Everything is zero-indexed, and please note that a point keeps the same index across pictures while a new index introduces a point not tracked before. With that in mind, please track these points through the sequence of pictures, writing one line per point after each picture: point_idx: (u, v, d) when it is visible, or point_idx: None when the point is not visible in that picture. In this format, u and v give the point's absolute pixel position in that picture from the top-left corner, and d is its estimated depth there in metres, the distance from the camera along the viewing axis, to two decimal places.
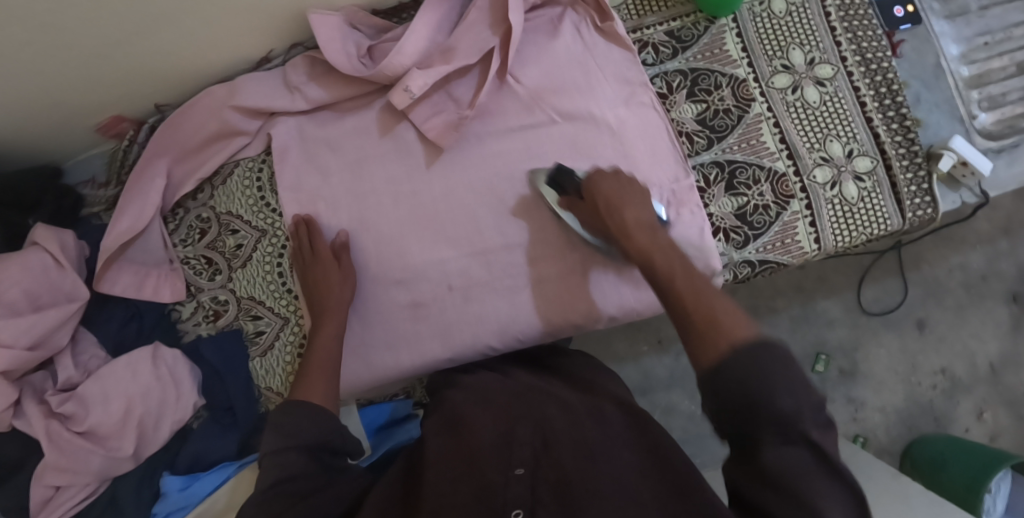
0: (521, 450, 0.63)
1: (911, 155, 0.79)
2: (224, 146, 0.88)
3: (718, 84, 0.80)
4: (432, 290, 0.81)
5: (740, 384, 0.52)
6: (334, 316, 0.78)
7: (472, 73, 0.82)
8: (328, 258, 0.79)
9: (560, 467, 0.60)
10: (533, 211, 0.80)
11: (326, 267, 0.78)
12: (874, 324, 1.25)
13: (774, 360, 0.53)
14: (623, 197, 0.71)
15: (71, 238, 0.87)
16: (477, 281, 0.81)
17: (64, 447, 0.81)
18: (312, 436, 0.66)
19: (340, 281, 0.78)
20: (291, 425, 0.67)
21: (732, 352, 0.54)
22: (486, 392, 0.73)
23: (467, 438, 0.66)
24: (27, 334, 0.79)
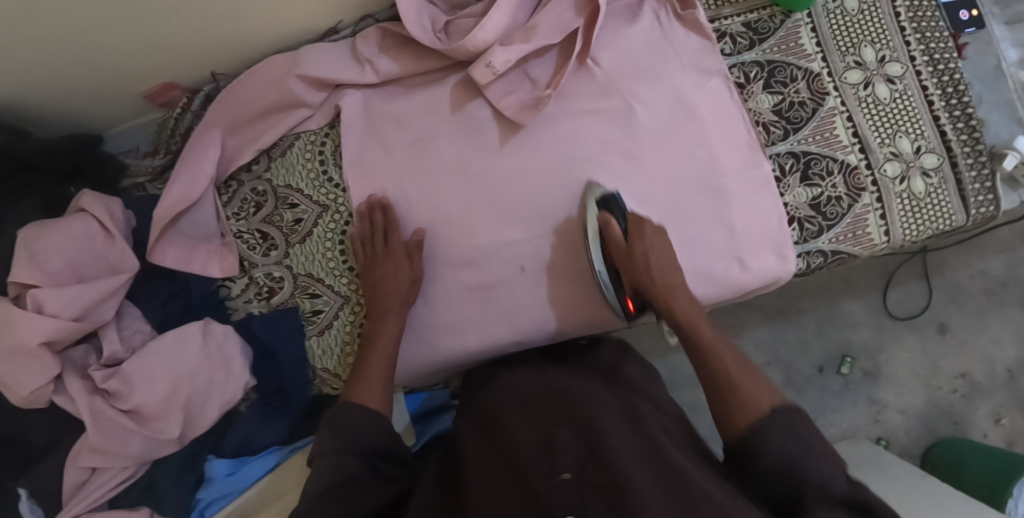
0: (565, 455, 0.61)
1: (976, 153, 0.80)
2: (281, 121, 0.84)
3: (793, 77, 0.81)
4: (500, 271, 0.80)
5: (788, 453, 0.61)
6: (393, 312, 0.77)
7: (551, 54, 0.81)
8: (400, 254, 0.77)
9: (608, 471, 0.58)
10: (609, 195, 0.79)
11: (394, 263, 0.77)
12: (897, 327, 1.27)
13: (801, 443, 0.61)
14: (658, 258, 0.73)
15: (118, 205, 0.82)
16: (548, 264, 0.80)
17: (106, 426, 0.77)
18: (364, 436, 0.69)
19: (407, 280, 0.77)
20: (347, 425, 0.69)
21: (771, 410, 0.64)
22: (521, 395, 0.73)
23: (497, 440, 0.67)
24: (71, 305, 0.75)
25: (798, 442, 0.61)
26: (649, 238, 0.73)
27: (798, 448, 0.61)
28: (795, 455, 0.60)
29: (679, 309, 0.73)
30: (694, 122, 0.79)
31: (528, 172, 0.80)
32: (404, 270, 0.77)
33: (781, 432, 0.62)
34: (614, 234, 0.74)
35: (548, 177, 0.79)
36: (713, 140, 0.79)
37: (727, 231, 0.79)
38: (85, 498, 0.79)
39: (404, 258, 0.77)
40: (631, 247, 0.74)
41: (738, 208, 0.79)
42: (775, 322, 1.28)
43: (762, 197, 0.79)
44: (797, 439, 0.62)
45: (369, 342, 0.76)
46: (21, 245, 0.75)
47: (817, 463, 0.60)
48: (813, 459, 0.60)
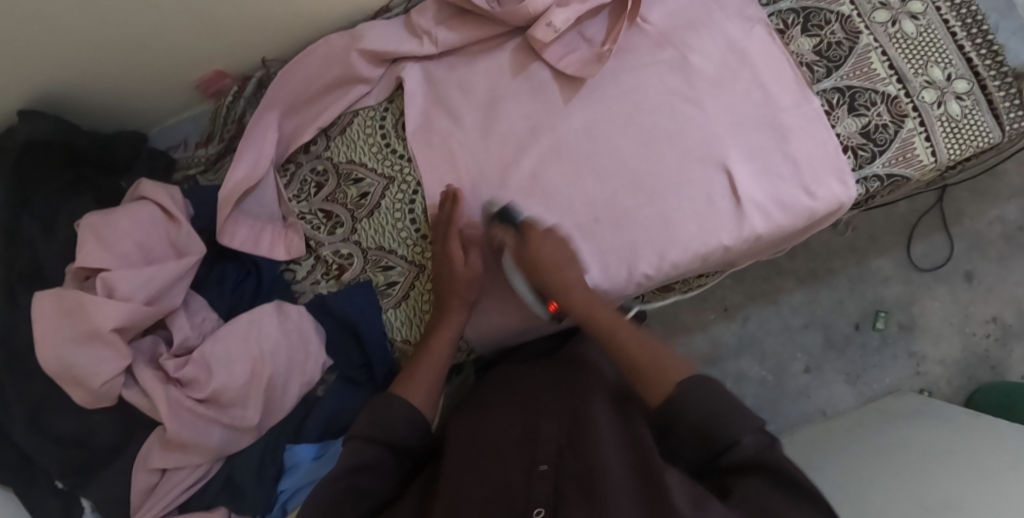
0: (544, 447, 0.61)
1: (1003, 75, 0.86)
2: (344, 95, 0.85)
3: (827, 20, 0.86)
4: (580, 223, 0.80)
5: (709, 412, 0.60)
6: (460, 304, 0.77)
7: (603, 14, 0.85)
8: (455, 245, 0.78)
9: (585, 461, 0.58)
10: (676, 139, 0.81)
11: (451, 259, 0.77)
12: (926, 279, 1.32)
13: (716, 398, 0.62)
14: (554, 254, 0.75)
15: (178, 192, 0.80)
16: (624, 209, 0.80)
17: (182, 417, 0.73)
18: (391, 427, 0.65)
19: (463, 273, 0.77)
20: (387, 416, 0.66)
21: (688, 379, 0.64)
22: (515, 394, 0.72)
23: (483, 427, 0.68)
24: (143, 288, 0.71)
25: (715, 400, 0.61)
26: (538, 237, 0.76)
27: (717, 405, 0.61)
28: (714, 411, 0.60)
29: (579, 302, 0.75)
30: (747, 66, 0.83)
31: (592, 124, 0.81)
32: (461, 265, 0.77)
33: (696, 393, 0.62)
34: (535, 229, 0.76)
35: (612, 124, 0.82)
36: (767, 83, 0.83)
37: (791, 161, 0.82)
38: (159, 502, 0.75)
39: (460, 251, 0.77)
40: (522, 239, 0.76)
41: (801, 149, 0.82)
42: (809, 285, 1.33)
43: (821, 132, 0.83)
44: (712, 393, 0.62)
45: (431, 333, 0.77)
46: (87, 231, 0.73)
47: (738, 419, 0.60)
48: (739, 422, 0.59)
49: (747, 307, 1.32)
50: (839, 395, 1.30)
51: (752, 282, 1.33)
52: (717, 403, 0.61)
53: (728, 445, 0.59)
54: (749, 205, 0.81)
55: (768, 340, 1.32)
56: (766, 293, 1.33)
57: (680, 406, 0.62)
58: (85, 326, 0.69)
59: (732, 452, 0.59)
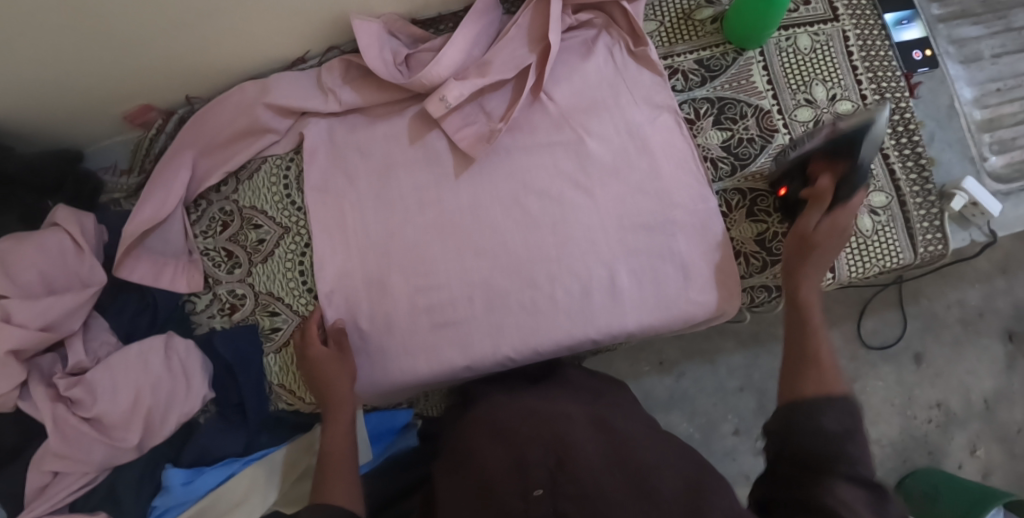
0: (537, 472, 0.64)
1: (925, 192, 0.80)
2: (253, 142, 0.88)
3: (743, 114, 0.82)
4: (455, 298, 0.81)
5: (823, 429, 0.61)
6: (345, 404, 0.78)
7: (505, 88, 0.84)
8: (325, 350, 0.79)
9: (580, 483, 0.62)
10: (563, 221, 0.81)
11: (316, 359, 0.79)
12: (872, 356, 1.30)
13: (845, 421, 0.62)
14: (330, 378, 0.78)
15: (90, 221, 0.87)
16: (499, 291, 0.81)
17: (67, 432, 0.80)
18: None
19: (338, 367, 0.79)
20: None
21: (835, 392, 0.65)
22: (499, 414, 0.75)
23: (472, 457, 0.70)
24: (40, 315, 0.78)
25: (844, 421, 0.62)
26: (342, 352, 0.80)
27: (844, 423, 0.62)
28: (842, 429, 0.61)
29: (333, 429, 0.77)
30: (643, 158, 0.81)
31: (480, 202, 0.82)
32: (316, 353, 0.79)
33: (833, 406, 0.63)
34: (315, 350, 0.79)
35: (501, 201, 0.82)
36: (662, 177, 0.81)
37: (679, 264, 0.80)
38: (45, 502, 0.83)
39: (333, 349, 0.80)
40: (336, 354, 0.80)
41: (688, 252, 0.80)
42: (750, 348, 1.33)
43: (713, 236, 0.80)
44: (850, 411, 0.63)
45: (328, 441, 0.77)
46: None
47: (858, 439, 0.60)
48: (847, 440, 0.60)
49: (683, 364, 1.33)
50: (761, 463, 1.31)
51: (691, 339, 1.34)
52: (856, 421, 0.62)
53: (839, 462, 0.58)
54: (625, 298, 0.80)
55: (701, 398, 1.33)
56: (704, 351, 1.33)
57: (794, 447, 0.61)
58: None
59: (841, 462, 0.58)
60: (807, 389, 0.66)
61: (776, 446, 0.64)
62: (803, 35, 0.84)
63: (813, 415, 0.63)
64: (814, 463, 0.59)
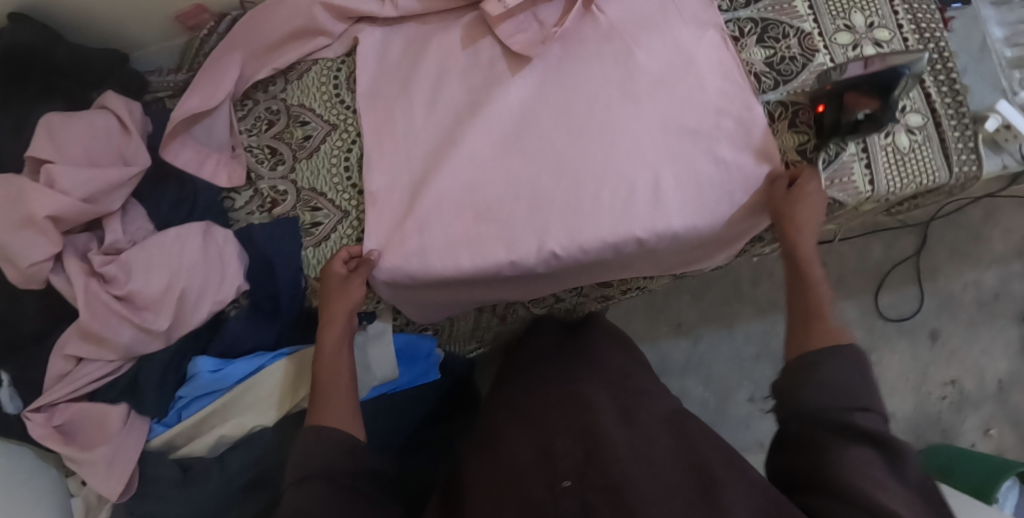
0: (563, 461, 0.65)
1: (959, 116, 0.83)
2: (304, 44, 0.90)
3: (785, 35, 0.85)
4: (501, 198, 0.81)
5: (840, 379, 0.64)
6: (338, 322, 0.79)
7: (558, 2, 0.86)
8: (338, 270, 0.81)
9: (607, 472, 0.61)
10: (607, 128, 0.81)
11: (331, 280, 0.80)
12: (889, 329, 1.31)
13: (850, 377, 0.65)
14: (335, 302, 0.80)
15: (138, 108, 0.86)
16: (542, 192, 0.81)
17: (97, 309, 0.78)
18: (320, 460, 0.63)
19: (348, 286, 0.80)
20: (309, 453, 0.64)
21: (834, 350, 0.67)
22: (524, 406, 0.77)
23: (498, 451, 0.71)
24: (83, 186, 0.77)
25: (850, 378, 0.64)
26: (359, 275, 0.80)
27: (848, 377, 0.65)
28: (846, 384, 0.64)
29: (322, 344, 0.77)
30: (691, 76, 0.82)
31: (527, 114, 0.83)
32: (337, 273, 0.81)
33: (836, 365, 0.66)
34: (331, 271, 0.81)
35: (549, 112, 0.83)
36: (707, 95, 0.82)
37: (721, 168, 0.81)
38: (65, 388, 0.80)
39: (346, 271, 0.81)
40: (349, 276, 0.80)
41: (734, 167, 0.81)
42: (767, 315, 1.31)
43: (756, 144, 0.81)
44: (857, 370, 0.65)
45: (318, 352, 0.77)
46: (43, 128, 0.79)
47: (868, 395, 0.63)
48: (852, 394, 0.63)
49: (701, 328, 1.32)
50: None
51: (710, 303, 1.32)
52: (855, 376, 0.64)
53: (848, 412, 0.62)
54: (668, 202, 0.80)
55: (717, 364, 1.30)
56: (721, 316, 1.32)
57: (800, 409, 0.64)
58: (23, 212, 0.75)
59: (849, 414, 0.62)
60: (813, 346, 0.69)
61: (789, 409, 0.65)
62: None
63: (822, 377, 0.65)
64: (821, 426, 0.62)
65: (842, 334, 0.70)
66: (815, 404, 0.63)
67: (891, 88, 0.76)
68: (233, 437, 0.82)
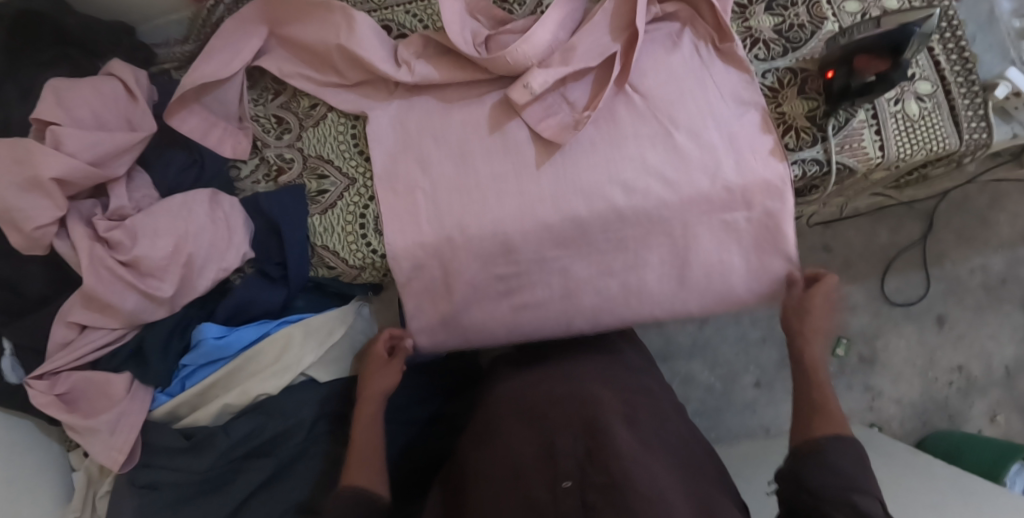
0: (564, 462, 0.67)
1: (969, 83, 0.83)
2: (321, 76, 0.87)
3: (794, 2, 0.84)
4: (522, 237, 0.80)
5: (844, 464, 0.69)
6: (373, 402, 0.81)
7: (586, 79, 0.82)
8: (380, 349, 0.85)
9: (607, 471, 0.65)
10: (628, 165, 0.79)
11: (372, 366, 0.83)
12: (895, 314, 1.31)
13: (853, 460, 0.70)
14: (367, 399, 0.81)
15: (144, 77, 0.86)
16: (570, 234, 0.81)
17: (102, 274, 0.77)
18: (349, 511, 0.71)
19: (376, 390, 0.81)
20: (338, 512, 0.71)
21: (839, 437, 0.72)
22: (521, 398, 0.78)
23: (502, 446, 0.72)
24: (90, 149, 0.77)
25: (856, 462, 0.70)
26: (386, 369, 0.83)
27: (854, 467, 0.69)
28: (851, 471, 0.69)
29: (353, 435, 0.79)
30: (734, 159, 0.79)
31: (568, 172, 0.80)
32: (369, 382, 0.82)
33: (843, 452, 0.70)
34: (375, 351, 0.84)
35: (589, 180, 0.80)
36: (752, 173, 0.79)
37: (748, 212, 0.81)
38: (69, 356, 0.79)
39: (384, 358, 0.84)
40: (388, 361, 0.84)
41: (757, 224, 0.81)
42: None
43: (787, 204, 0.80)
44: (858, 459, 0.70)
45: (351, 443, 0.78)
46: (49, 91, 0.78)
47: (868, 479, 0.69)
48: (855, 469, 0.69)
49: (707, 311, 1.31)
50: (784, 415, 1.27)
51: None
52: (857, 458, 0.70)
53: (855, 497, 0.67)
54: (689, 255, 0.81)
55: (723, 347, 1.30)
56: None
57: (800, 483, 0.70)
58: (26, 173, 0.74)
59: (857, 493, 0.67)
60: (817, 432, 0.73)
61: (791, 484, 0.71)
62: None
63: (829, 453, 0.70)
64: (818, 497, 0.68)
65: (838, 422, 0.74)
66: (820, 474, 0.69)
67: (902, 59, 0.74)
68: (236, 406, 0.81)
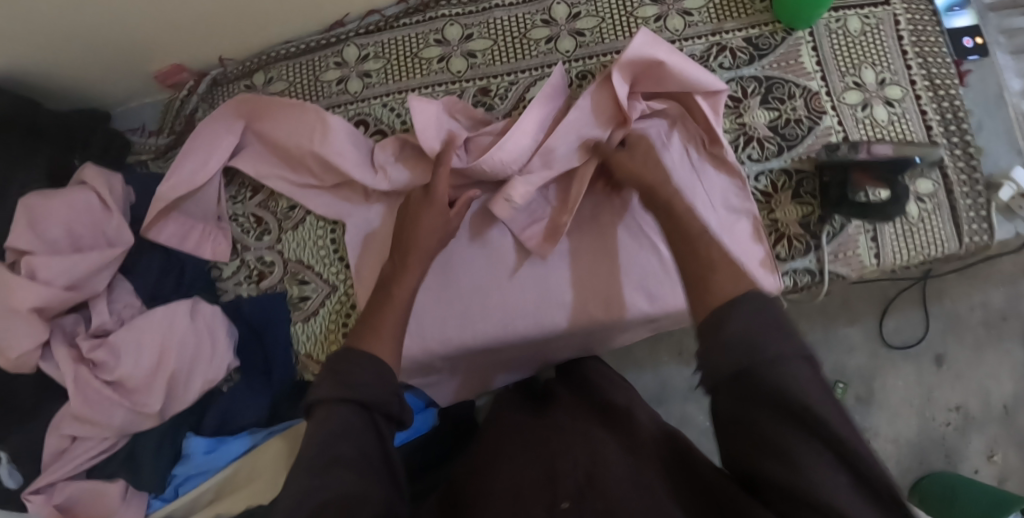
0: (564, 486, 0.56)
1: (972, 182, 0.80)
2: (299, 174, 0.84)
3: (791, 94, 0.81)
4: (518, 349, 0.80)
5: (748, 348, 0.50)
6: (422, 253, 0.70)
7: (570, 184, 0.80)
8: (441, 203, 0.72)
9: (608, 498, 0.53)
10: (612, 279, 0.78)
11: (432, 207, 0.72)
12: (894, 356, 1.27)
13: (772, 319, 0.52)
14: (425, 241, 0.71)
15: (118, 182, 0.85)
16: (552, 342, 0.81)
17: (89, 394, 0.78)
18: (376, 393, 0.56)
19: (434, 223, 0.72)
20: (354, 374, 0.57)
21: (745, 292, 0.54)
22: (512, 431, 0.68)
23: (495, 474, 0.61)
24: (65, 274, 0.76)
25: (772, 323, 0.51)
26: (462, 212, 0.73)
27: (759, 326, 0.51)
28: (759, 329, 0.51)
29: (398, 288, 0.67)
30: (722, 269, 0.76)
31: (549, 281, 0.79)
32: (443, 211, 0.72)
33: (743, 312, 0.52)
34: (436, 196, 0.72)
35: (569, 289, 0.78)
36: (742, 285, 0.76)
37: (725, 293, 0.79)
38: (63, 467, 0.80)
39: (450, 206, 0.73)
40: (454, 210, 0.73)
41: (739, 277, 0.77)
42: None
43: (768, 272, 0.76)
44: (769, 318, 0.52)
45: (383, 300, 0.66)
46: (23, 210, 0.77)
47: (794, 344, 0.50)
48: (778, 356, 0.49)
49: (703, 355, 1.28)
50: None
51: None
52: (777, 317, 0.52)
53: (794, 434, 0.48)
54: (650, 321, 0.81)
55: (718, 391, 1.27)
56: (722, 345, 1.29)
57: (748, 385, 0.50)
58: (7, 301, 0.74)
59: (781, 371, 0.49)
60: (714, 293, 0.55)
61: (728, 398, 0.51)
62: (853, 17, 0.83)
63: (740, 326, 0.51)
64: (776, 444, 0.49)
65: (746, 278, 0.56)
66: (767, 384, 0.49)
67: (897, 174, 0.72)
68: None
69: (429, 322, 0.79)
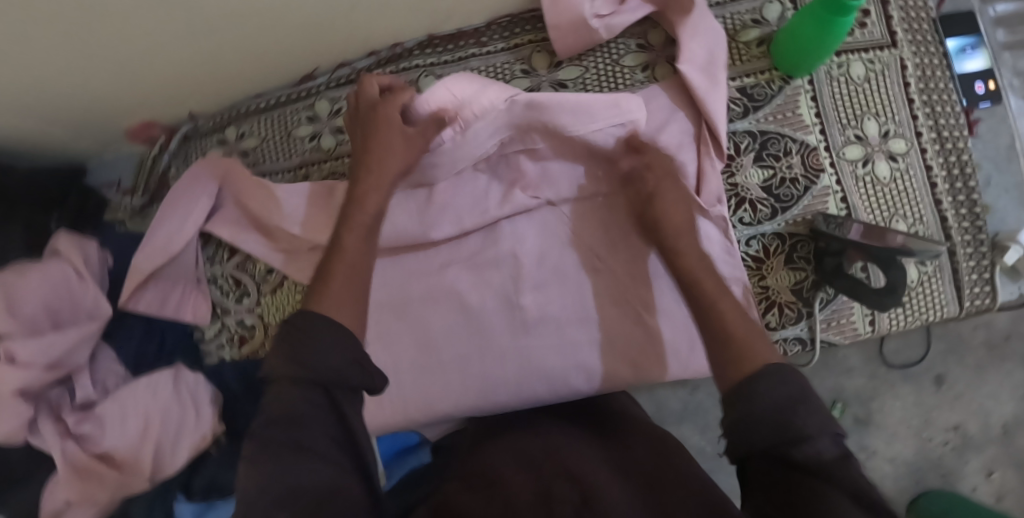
0: (561, 509, 0.52)
1: (976, 242, 0.76)
2: (274, 236, 0.82)
3: (787, 150, 0.76)
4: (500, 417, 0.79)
5: (775, 430, 0.48)
6: (391, 150, 0.67)
7: (552, 250, 0.77)
8: (395, 128, 0.68)
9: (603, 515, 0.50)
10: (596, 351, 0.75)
11: (388, 122, 0.67)
12: (893, 376, 1.12)
13: (793, 396, 0.50)
14: (386, 138, 0.67)
15: (94, 249, 0.84)
16: None
17: (80, 468, 0.77)
18: (332, 367, 0.51)
19: (396, 138, 0.68)
20: (303, 339, 0.52)
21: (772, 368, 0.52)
22: (519, 443, 0.65)
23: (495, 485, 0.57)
24: (44, 354, 0.75)
25: (794, 395, 0.50)
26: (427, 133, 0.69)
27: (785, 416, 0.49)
28: (786, 408, 0.49)
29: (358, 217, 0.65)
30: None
31: (531, 355, 0.75)
32: (397, 125, 0.68)
33: (772, 387, 0.50)
34: (388, 111, 0.68)
35: (550, 363, 0.75)
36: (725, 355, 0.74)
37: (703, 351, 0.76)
38: None
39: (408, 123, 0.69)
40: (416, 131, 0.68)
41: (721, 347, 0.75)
42: None
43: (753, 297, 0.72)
44: (798, 394, 0.50)
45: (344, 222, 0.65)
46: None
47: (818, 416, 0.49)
48: (804, 413, 0.49)
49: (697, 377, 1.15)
50: None
51: None
52: (802, 396, 0.50)
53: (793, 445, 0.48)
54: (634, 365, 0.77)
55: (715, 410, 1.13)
56: None
57: (747, 428, 0.49)
58: None
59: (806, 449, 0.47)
60: (743, 366, 0.53)
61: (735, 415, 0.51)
62: (857, 62, 0.77)
63: (758, 401, 0.50)
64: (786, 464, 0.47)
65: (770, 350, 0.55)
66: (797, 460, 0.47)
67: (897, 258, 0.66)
68: None
69: (411, 393, 0.77)
